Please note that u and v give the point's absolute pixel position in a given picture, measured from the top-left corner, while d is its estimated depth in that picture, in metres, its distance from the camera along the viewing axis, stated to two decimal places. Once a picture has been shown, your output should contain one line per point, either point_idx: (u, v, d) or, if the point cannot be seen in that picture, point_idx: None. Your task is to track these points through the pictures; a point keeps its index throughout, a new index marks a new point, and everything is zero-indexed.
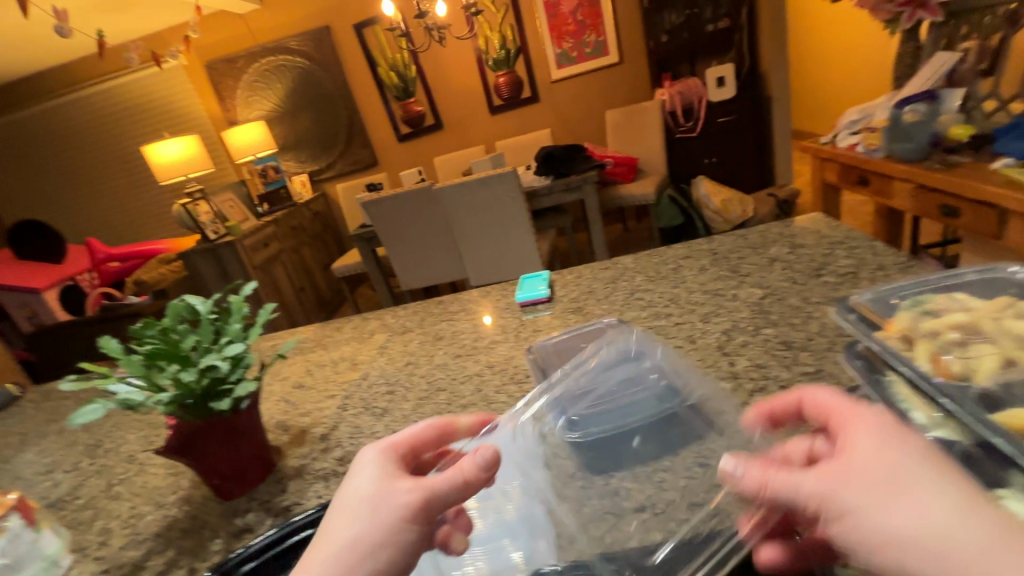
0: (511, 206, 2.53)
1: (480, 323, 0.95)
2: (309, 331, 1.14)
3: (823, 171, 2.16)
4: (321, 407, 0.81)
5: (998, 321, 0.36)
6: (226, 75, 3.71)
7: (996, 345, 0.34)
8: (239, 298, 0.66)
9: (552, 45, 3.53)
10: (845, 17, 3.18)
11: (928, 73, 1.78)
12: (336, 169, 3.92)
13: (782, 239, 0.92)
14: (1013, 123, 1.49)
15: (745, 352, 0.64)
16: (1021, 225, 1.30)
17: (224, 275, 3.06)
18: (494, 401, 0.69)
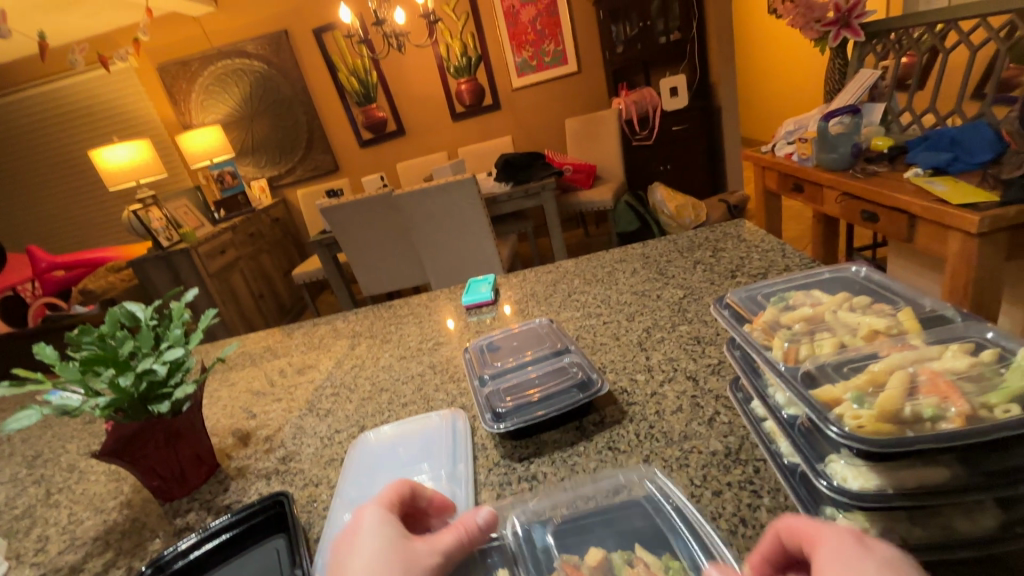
0: (471, 212, 2.57)
1: (444, 326, 0.96)
2: (260, 337, 1.16)
3: (763, 178, 2.29)
4: (267, 410, 0.83)
5: (836, 314, 0.42)
6: (179, 78, 3.63)
7: (830, 333, 0.40)
8: (180, 304, 0.68)
9: (512, 53, 3.60)
10: (787, 34, 3.37)
11: (853, 89, 1.92)
12: (296, 175, 3.88)
13: (707, 243, 0.99)
14: (924, 136, 1.63)
15: (661, 347, 0.70)
16: (928, 229, 1.42)
17: (177, 283, 2.99)
18: (433, 399, 0.73)
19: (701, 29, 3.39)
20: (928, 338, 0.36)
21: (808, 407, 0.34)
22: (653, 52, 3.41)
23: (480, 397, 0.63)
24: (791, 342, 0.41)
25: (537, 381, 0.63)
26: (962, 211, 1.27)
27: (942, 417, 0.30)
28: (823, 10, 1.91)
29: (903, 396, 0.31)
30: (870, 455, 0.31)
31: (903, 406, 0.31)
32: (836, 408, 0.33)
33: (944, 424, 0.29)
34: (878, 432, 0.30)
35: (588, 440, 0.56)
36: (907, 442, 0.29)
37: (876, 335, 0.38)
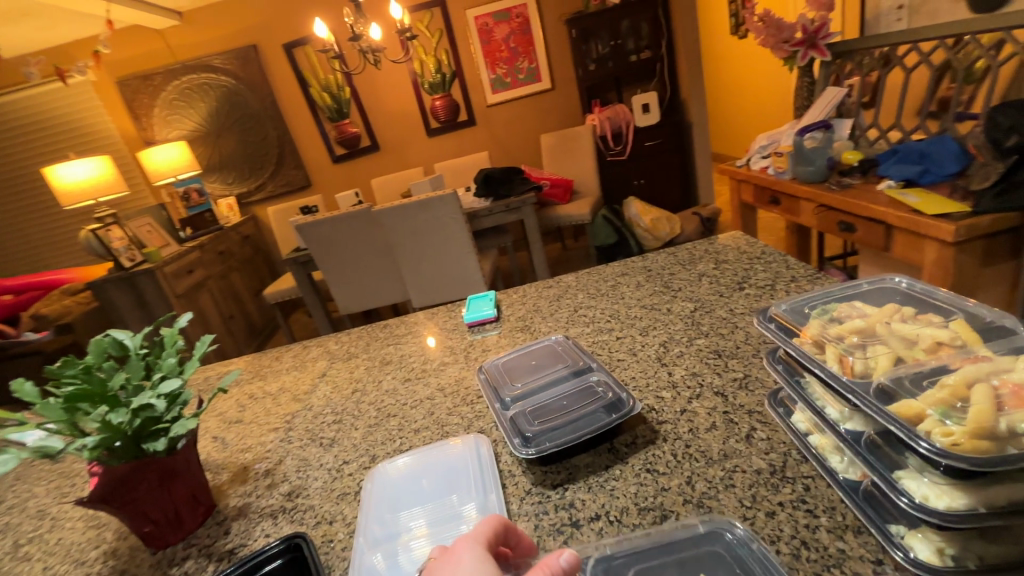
0: (452, 227, 2.54)
1: (424, 344, 0.96)
2: (244, 362, 1.09)
3: (739, 191, 2.34)
4: (263, 442, 0.77)
5: (889, 324, 0.42)
6: (141, 92, 3.49)
7: (889, 344, 0.40)
8: (173, 331, 0.63)
9: (486, 70, 3.62)
10: (752, 54, 3.51)
11: (821, 105, 2.00)
12: (266, 191, 3.77)
13: (709, 256, 1.00)
14: (892, 150, 1.70)
15: (682, 361, 0.68)
16: (905, 238, 1.47)
17: (141, 305, 2.84)
18: (447, 423, 0.69)
19: (670, 48, 3.50)
20: (994, 348, 0.36)
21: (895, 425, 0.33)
22: (625, 69, 3.49)
23: (505, 421, 0.60)
24: (850, 354, 0.40)
25: (565, 403, 0.60)
26: (938, 221, 1.32)
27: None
28: (791, 30, 1.99)
29: (991, 408, 0.31)
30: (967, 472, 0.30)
31: (998, 420, 0.30)
32: (922, 424, 0.32)
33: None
34: (973, 451, 0.29)
35: (623, 463, 0.54)
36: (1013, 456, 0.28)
37: (939, 346, 0.38)
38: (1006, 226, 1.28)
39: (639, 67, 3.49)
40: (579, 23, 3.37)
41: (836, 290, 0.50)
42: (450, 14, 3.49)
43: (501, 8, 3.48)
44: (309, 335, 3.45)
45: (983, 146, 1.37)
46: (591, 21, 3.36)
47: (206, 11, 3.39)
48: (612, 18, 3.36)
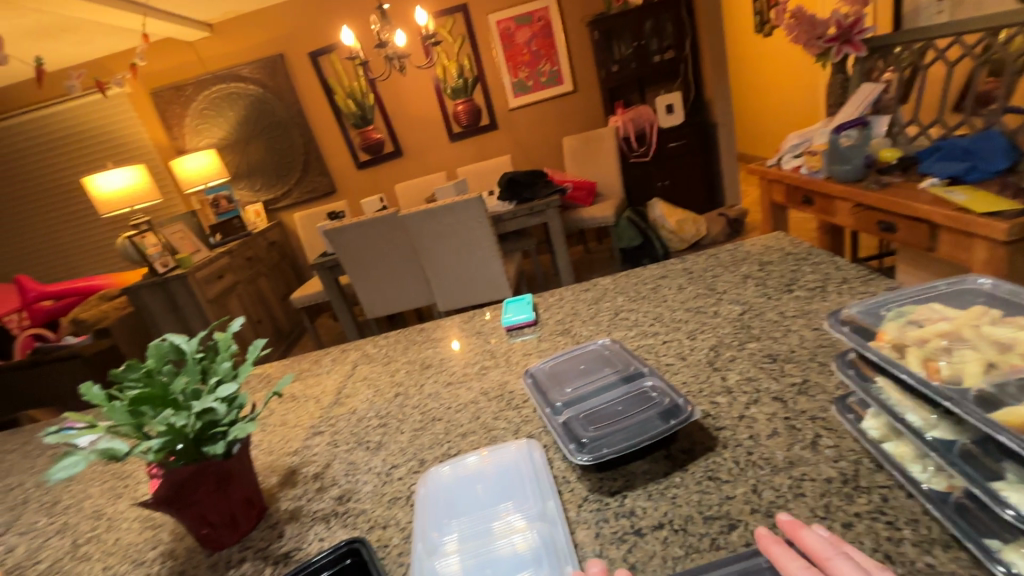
0: (477, 231, 2.54)
1: (451, 348, 0.96)
2: (283, 366, 1.09)
3: (770, 191, 2.29)
4: (308, 445, 0.78)
5: (977, 326, 0.40)
6: (173, 103, 3.59)
7: (984, 346, 0.38)
8: (226, 334, 0.64)
9: (508, 74, 3.63)
10: (780, 52, 3.45)
11: (856, 102, 1.95)
12: (293, 198, 3.83)
13: (752, 258, 0.97)
14: (935, 146, 1.65)
15: (736, 366, 0.67)
16: (951, 237, 1.42)
17: (175, 310, 2.91)
18: (494, 428, 0.68)
19: (694, 48, 3.46)
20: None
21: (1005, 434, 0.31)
22: (648, 70, 3.46)
23: (558, 426, 0.59)
24: (939, 358, 0.38)
25: (620, 408, 0.59)
26: (988, 219, 1.27)
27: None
28: (824, 26, 1.94)
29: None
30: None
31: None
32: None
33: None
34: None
35: (683, 470, 0.53)
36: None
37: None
38: None
39: (662, 68, 3.45)
40: (602, 25, 3.36)
41: (911, 292, 0.48)
42: (472, 20, 3.51)
43: (523, 12, 3.49)
44: (335, 339, 3.49)
45: None
46: (613, 22, 3.34)
47: (236, 22, 3.47)
48: (635, 19, 3.34)
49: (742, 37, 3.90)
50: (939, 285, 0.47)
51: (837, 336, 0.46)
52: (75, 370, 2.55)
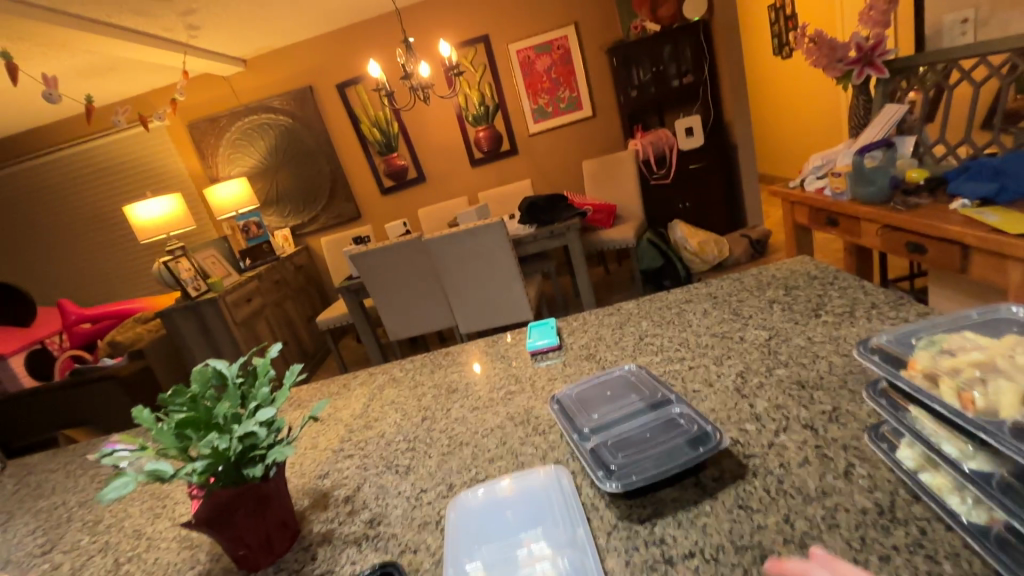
0: (499, 254, 2.58)
1: (474, 371, 0.98)
2: (313, 389, 1.12)
3: (794, 213, 2.27)
4: (339, 468, 0.79)
5: (1010, 354, 0.40)
6: (208, 133, 3.77)
7: (1019, 374, 0.38)
8: (265, 360, 0.67)
9: (528, 101, 3.71)
10: (799, 74, 3.48)
11: (880, 123, 1.94)
12: (319, 223, 3.95)
13: (777, 282, 0.97)
14: (963, 166, 1.62)
15: (764, 393, 0.66)
16: (984, 259, 1.39)
17: (205, 332, 3.00)
18: (521, 452, 0.69)
19: (713, 72, 3.49)
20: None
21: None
22: (667, 94, 3.50)
23: (586, 452, 0.59)
24: (972, 388, 0.38)
25: (648, 435, 0.60)
26: (1023, 240, 1.24)
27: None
28: (844, 50, 1.96)
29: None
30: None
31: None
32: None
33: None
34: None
35: (713, 498, 0.53)
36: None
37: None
38: None
39: (681, 92, 3.49)
40: (620, 52, 3.43)
41: (943, 320, 0.48)
42: (493, 50, 3.62)
43: (542, 41, 3.59)
44: (358, 360, 3.54)
45: None
46: (631, 49, 3.41)
47: (270, 58, 3.66)
48: (653, 45, 3.40)
49: (760, 61, 3.95)
50: (971, 314, 0.47)
51: (866, 364, 0.46)
52: (111, 391, 2.64)
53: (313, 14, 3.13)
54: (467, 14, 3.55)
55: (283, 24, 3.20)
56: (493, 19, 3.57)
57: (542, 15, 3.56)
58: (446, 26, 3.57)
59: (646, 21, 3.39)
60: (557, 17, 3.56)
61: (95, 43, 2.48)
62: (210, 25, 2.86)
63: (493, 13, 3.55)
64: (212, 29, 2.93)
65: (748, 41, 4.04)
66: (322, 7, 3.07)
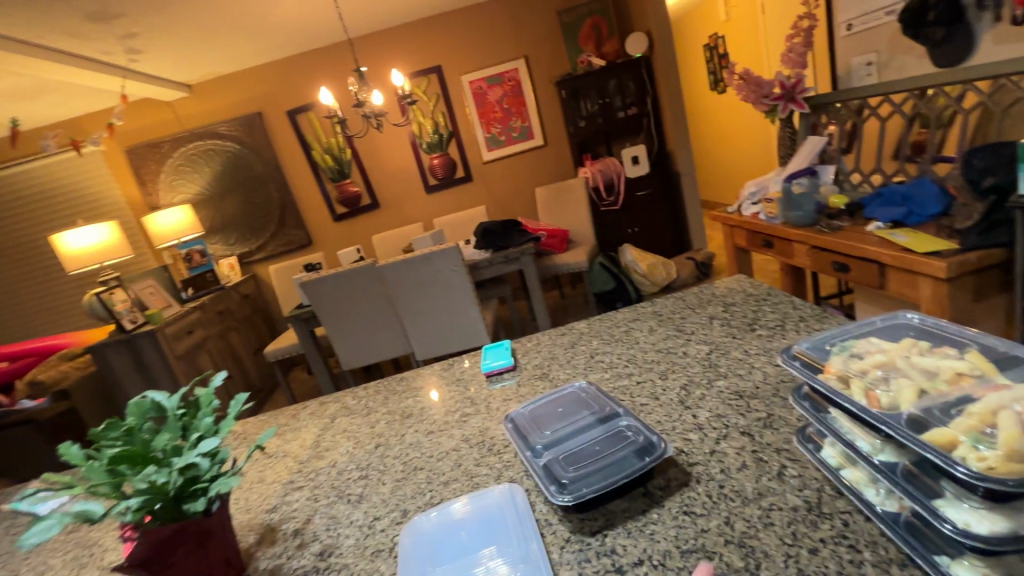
0: (455, 279, 2.58)
1: (431, 395, 0.98)
2: (260, 421, 1.07)
3: (733, 236, 2.40)
4: (287, 500, 0.76)
5: (905, 355, 0.45)
6: (149, 159, 3.63)
7: (916, 370, 0.42)
8: (208, 390, 0.64)
9: (481, 129, 3.79)
10: (732, 108, 3.76)
11: (804, 153, 2.11)
12: (268, 251, 3.83)
13: (717, 299, 1.03)
14: (876, 193, 1.78)
15: (705, 404, 0.70)
16: (898, 276, 1.52)
17: (140, 368, 2.81)
18: (476, 474, 0.69)
19: (655, 104, 3.70)
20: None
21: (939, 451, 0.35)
22: (613, 125, 3.67)
23: (539, 469, 0.61)
24: (879, 388, 0.42)
25: (597, 448, 0.62)
26: (929, 258, 1.38)
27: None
28: (770, 87, 2.13)
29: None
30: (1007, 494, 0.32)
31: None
32: (961, 451, 0.34)
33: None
34: (1016, 475, 0.31)
35: (659, 506, 0.55)
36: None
37: (965, 373, 0.40)
38: (993, 262, 1.34)
39: (626, 123, 3.67)
40: (569, 84, 3.58)
41: (852, 328, 0.53)
42: (446, 80, 3.70)
43: (494, 73, 3.70)
44: (309, 393, 3.40)
45: (961, 187, 1.45)
46: (579, 82, 3.58)
47: (216, 84, 3.59)
48: (599, 78, 3.58)
49: (698, 96, 4.24)
50: (874, 321, 0.53)
51: (789, 371, 0.51)
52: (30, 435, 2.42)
53: (262, 41, 3.13)
54: (420, 46, 3.63)
55: (232, 50, 3.15)
56: (446, 51, 3.66)
57: (493, 48, 3.69)
58: (399, 56, 3.63)
59: (591, 56, 3.58)
60: (508, 50, 3.69)
61: (26, 63, 2.37)
62: (152, 49, 2.79)
63: (445, 45, 3.65)
64: (154, 53, 2.85)
65: (687, 77, 4.34)
66: (272, 35, 3.06)
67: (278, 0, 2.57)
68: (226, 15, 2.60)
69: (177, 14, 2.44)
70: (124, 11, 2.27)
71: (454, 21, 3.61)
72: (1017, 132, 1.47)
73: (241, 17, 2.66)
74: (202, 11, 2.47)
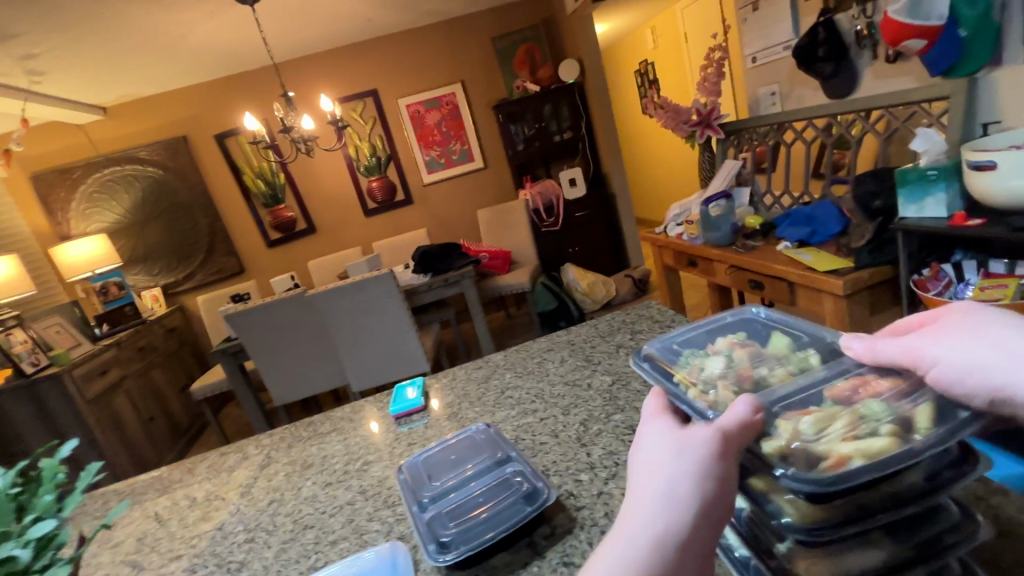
0: (390, 306, 2.52)
1: (369, 430, 0.93)
2: (151, 479, 0.99)
3: (662, 255, 2.49)
4: (161, 574, 0.70)
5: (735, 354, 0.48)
6: (57, 186, 3.37)
7: (743, 369, 0.45)
8: (54, 461, 0.58)
9: (420, 152, 3.77)
10: (661, 132, 3.93)
11: (722, 176, 2.21)
12: (196, 280, 3.62)
13: (626, 326, 1.04)
14: (785, 214, 1.89)
15: (600, 441, 0.70)
16: (806, 293, 1.61)
17: (43, 415, 2.56)
18: (366, 531, 0.65)
19: (589, 128, 3.81)
20: (828, 366, 0.42)
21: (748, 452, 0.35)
22: (550, 148, 3.75)
23: (420, 525, 0.58)
24: (709, 391, 0.43)
25: (482, 499, 0.60)
26: (829, 276, 1.46)
27: (878, 434, 0.33)
28: (688, 113, 2.23)
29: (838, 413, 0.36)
30: (821, 496, 0.32)
31: (834, 445, 0.33)
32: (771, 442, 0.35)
33: (878, 441, 0.32)
34: (818, 469, 0.32)
35: (541, 557, 0.53)
36: (921, 319, 0.38)
37: (784, 369, 0.44)
38: (885, 278, 1.44)
39: (562, 146, 3.76)
40: (505, 109, 3.64)
41: (703, 326, 0.58)
42: (381, 103, 3.67)
43: (430, 97, 3.71)
44: (241, 431, 3.20)
45: (855, 209, 1.56)
46: (515, 106, 3.63)
47: (134, 107, 3.40)
48: (534, 103, 3.65)
49: (631, 119, 4.41)
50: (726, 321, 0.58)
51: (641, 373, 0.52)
52: None
53: (183, 64, 3.00)
54: (354, 70, 3.59)
55: (150, 72, 3.00)
56: (381, 75, 3.64)
57: (429, 72, 3.70)
58: (329, 81, 3.58)
59: (526, 81, 3.65)
60: (443, 74, 3.71)
61: None
62: (57, 71, 2.61)
63: (380, 69, 3.63)
64: (60, 75, 2.67)
65: (620, 101, 4.51)
66: (193, 57, 2.95)
67: (198, 23, 2.49)
68: (141, 37, 2.48)
69: (83, 35, 2.31)
70: (20, 31, 2.12)
71: (388, 45, 3.61)
72: (899, 159, 1.60)
73: (157, 38, 2.55)
74: (113, 33, 2.35)
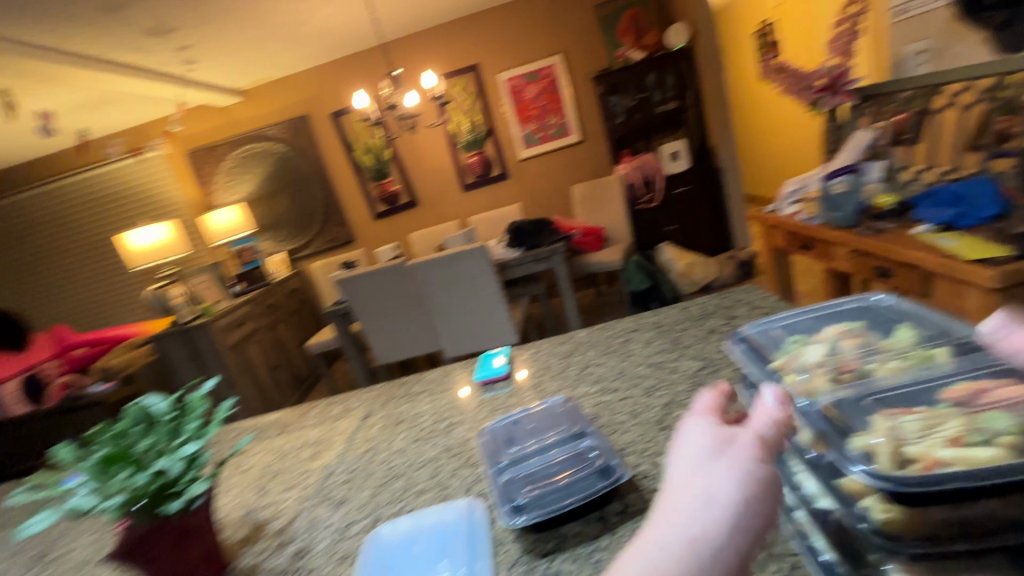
0: (483, 278, 2.61)
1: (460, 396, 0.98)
2: (272, 419, 1.13)
3: (771, 236, 2.29)
4: (278, 499, 0.81)
5: (844, 343, 0.44)
6: (206, 162, 3.88)
7: (847, 360, 0.42)
8: (198, 395, 0.69)
9: (517, 126, 3.78)
10: (780, 100, 3.56)
11: (850, 149, 1.97)
12: (313, 247, 4.01)
13: (721, 311, 0.99)
14: (927, 192, 1.64)
15: (682, 425, 0.68)
16: (945, 285, 1.40)
17: (194, 358, 3.02)
18: (447, 487, 0.70)
19: (696, 97, 3.56)
20: (956, 362, 0.37)
21: (833, 446, 0.34)
22: (652, 120, 3.57)
23: (497, 486, 0.61)
24: (803, 379, 0.41)
25: (556, 469, 0.61)
26: (979, 266, 1.25)
27: (989, 443, 0.29)
28: (812, 78, 2.00)
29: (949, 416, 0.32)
30: (910, 498, 0.30)
31: (932, 449, 0.30)
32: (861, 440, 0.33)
33: (983, 450, 0.29)
34: (908, 472, 0.30)
35: (611, 533, 0.54)
36: None
37: (898, 362, 0.40)
38: None
39: (665, 117, 3.55)
40: (605, 79, 3.51)
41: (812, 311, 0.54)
42: (482, 78, 3.72)
43: (530, 70, 3.69)
44: (348, 386, 3.53)
45: None
46: (616, 76, 3.49)
47: (266, 89, 3.78)
48: (637, 72, 3.47)
49: (745, 87, 4.04)
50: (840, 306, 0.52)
51: (734, 355, 0.51)
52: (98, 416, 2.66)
53: (306, 47, 3.26)
54: (457, 46, 3.66)
55: (279, 57, 3.30)
56: (483, 49, 3.67)
57: (529, 44, 3.67)
58: (434, 57, 3.68)
59: (629, 49, 3.48)
60: (544, 46, 3.66)
61: (96, 75, 2.59)
62: (206, 58, 2.97)
63: (481, 43, 3.66)
64: (208, 63, 3.04)
65: (735, 67, 4.14)
66: (314, 40, 3.18)
67: (319, 8, 2.67)
68: (272, 24, 2.73)
69: (226, 25, 2.59)
70: (178, 24, 2.43)
71: (490, 19, 3.62)
72: None
73: (285, 24, 2.79)
74: (249, 21, 2.61)
